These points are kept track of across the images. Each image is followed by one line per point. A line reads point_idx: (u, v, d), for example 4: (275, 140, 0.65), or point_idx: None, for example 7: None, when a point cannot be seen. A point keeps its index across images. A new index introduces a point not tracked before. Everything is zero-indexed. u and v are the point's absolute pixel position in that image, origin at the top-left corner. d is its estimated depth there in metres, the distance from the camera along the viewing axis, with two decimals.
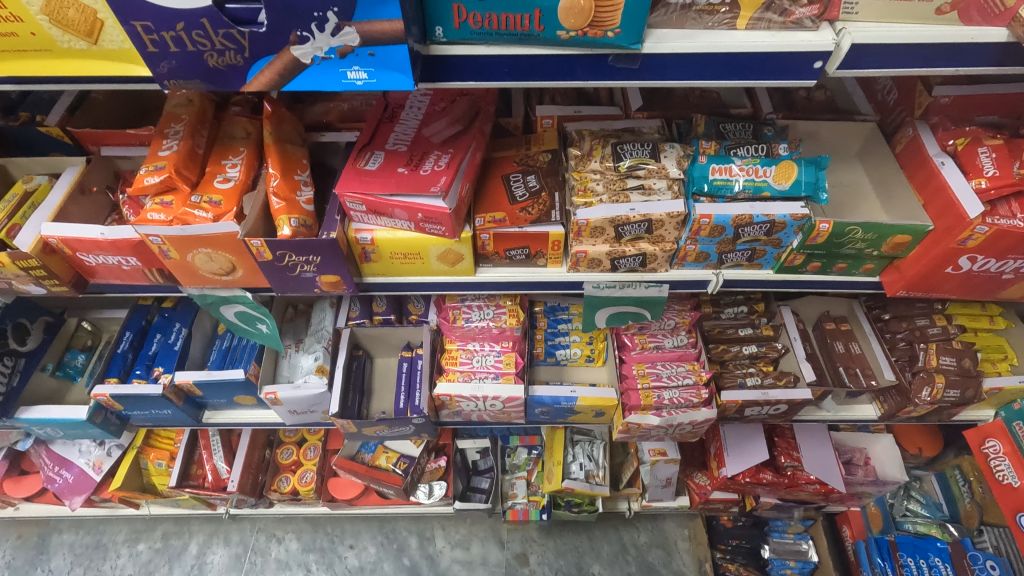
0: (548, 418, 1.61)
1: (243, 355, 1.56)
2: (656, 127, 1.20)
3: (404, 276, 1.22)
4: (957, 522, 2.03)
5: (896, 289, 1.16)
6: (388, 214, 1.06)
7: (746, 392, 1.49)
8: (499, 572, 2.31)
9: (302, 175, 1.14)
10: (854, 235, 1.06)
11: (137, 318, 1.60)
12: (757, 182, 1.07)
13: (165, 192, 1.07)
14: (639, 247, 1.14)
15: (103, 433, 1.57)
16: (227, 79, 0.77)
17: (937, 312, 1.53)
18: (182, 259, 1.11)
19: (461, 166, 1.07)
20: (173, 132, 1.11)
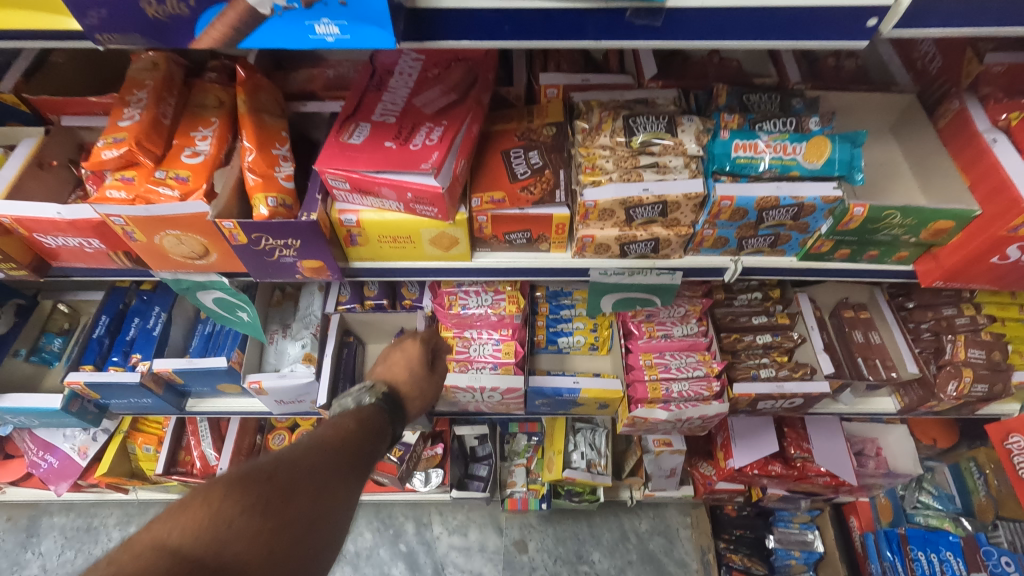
0: (549, 409, 1.53)
1: (226, 341, 1.46)
2: (672, 98, 1.07)
3: (395, 261, 1.12)
4: (970, 515, 1.96)
5: (931, 280, 1.05)
6: (374, 193, 0.95)
7: (760, 385, 1.40)
8: (497, 559, 2.27)
9: (281, 148, 1.03)
10: (891, 220, 0.96)
11: (114, 301, 1.51)
12: (785, 160, 0.96)
13: (127, 167, 0.97)
14: (651, 231, 1.04)
15: (79, 422, 1.49)
16: (169, 35, 0.66)
17: (965, 301, 1.43)
18: (149, 242, 1.01)
19: (456, 140, 0.96)
20: (136, 100, 1.00)
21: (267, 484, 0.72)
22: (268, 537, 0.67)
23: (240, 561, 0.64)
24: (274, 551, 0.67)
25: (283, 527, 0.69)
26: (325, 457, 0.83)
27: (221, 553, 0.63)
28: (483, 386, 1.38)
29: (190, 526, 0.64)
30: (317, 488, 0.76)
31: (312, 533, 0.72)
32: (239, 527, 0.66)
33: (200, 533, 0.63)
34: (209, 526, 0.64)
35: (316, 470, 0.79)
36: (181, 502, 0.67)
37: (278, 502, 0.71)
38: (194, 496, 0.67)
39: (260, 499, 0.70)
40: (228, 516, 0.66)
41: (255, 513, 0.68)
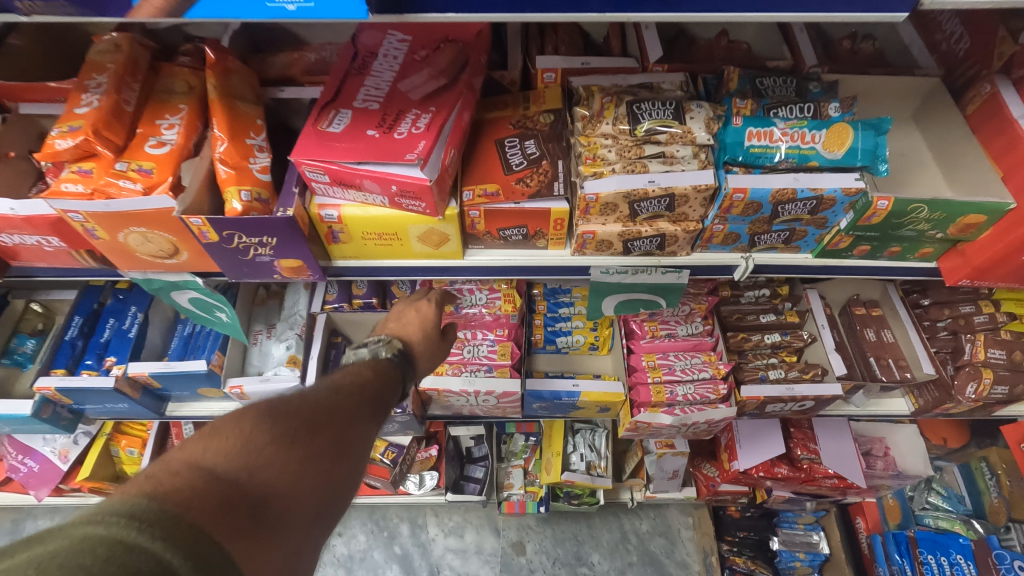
0: (547, 413, 1.46)
1: (206, 343, 1.38)
2: (679, 82, 0.99)
3: (382, 259, 1.04)
4: (981, 518, 1.91)
5: (958, 278, 0.98)
6: (356, 186, 0.87)
7: (769, 387, 1.33)
8: (494, 561, 2.21)
9: (256, 138, 0.95)
10: (917, 214, 0.89)
11: (88, 301, 1.43)
12: (803, 149, 0.89)
13: (86, 158, 0.89)
14: (657, 227, 0.96)
15: (53, 428, 1.42)
16: (101, 4, 0.58)
17: (983, 298, 1.36)
18: (113, 239, 0.93)
19: (445, 128, 0.88)
20: (95, 84, 0.91)
21: (295, 416, 0.69)
22: (300, 463, 0.64)
23: (274, 481, 0.61)
24: (305, 475, 0.64)
25: (313, 458, 0.66)
26: (350, 396, 0.80)
27: (254, 472, 0.60)
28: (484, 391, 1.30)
29: (223, 447, 0.61)
30: (344, 425, 0.74)
31: (340, 465, 0.69)
32: (272, 451, 0.63)
33: (233, 452, 0.61)
34: (241, 448, 0.62)
35: (341, 408, 0.77)
36: (212, 427, 0.64)
37: (307, 432, 0.68)
38: (225, 420, 0.64)
39: (290, 427, 0.67)
40: (259, 438, 0.64)
41: (286, 441, 0.65)
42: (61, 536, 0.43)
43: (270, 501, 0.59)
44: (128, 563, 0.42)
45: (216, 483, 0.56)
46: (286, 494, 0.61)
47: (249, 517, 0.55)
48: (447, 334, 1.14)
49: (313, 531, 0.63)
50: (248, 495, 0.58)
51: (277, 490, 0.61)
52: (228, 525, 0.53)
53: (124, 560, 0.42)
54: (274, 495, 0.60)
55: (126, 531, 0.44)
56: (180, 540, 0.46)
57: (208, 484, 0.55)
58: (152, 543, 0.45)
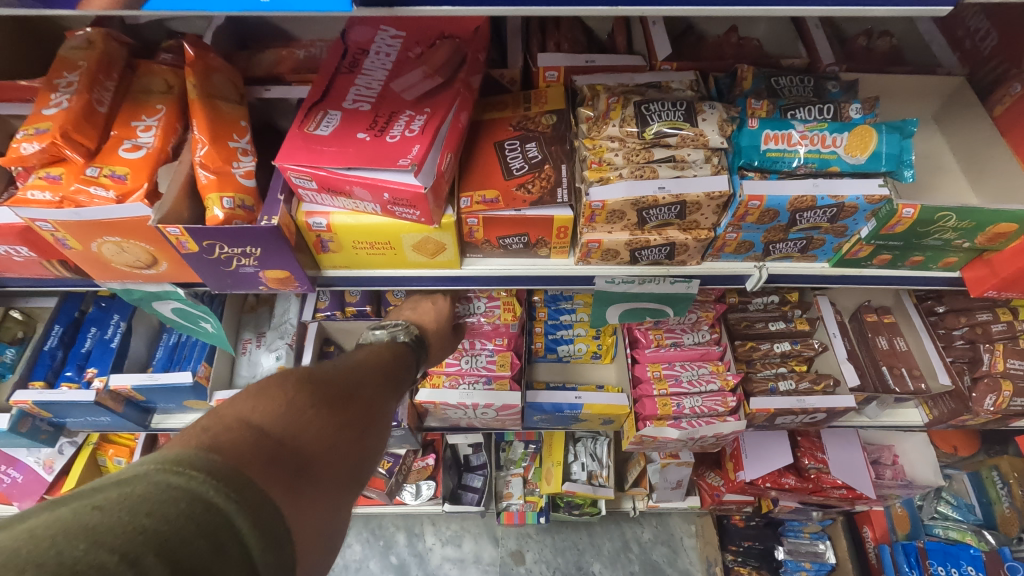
0: (548, 425, 1.40)
1: (192, 353, 1.32)
2: (689, 81, 0.94)
3: (375, 268, 0.98)
4: (993, 528, 1.87)
5: (983, 288, 0.93)
6: (346, 193, 0.81)
7: (779, 400, 1.27)
8: (492, 571, 2.16)
9: (240, 141, 0.89)
10: (944, 222, 0.83)
11: (69, 309, 1.37)
12: (824, 153, 0.83)
13: (55, 163, 0.83)
14: (666, 235, 0.90)
15: (32, 442, 1.36)
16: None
17: (1000, 306, 1.32)
18: (85, 249, 0.87)
19: (441, 131, 0.82)
20: (65, 83, 0.85)
21: (325, 389, 0.73)
22: (337, 427, 0.68)
23: (312, 444, 0.63)
24: (337, 441, 0.67)
25: (345, 424, 0.70)
26: (368, 379, 0.83)
27: (295, 433, 0.62)
28: (479, 403, 1.26)
29: (265, 407, 0.64)
30: (369, 400, 0.78)
31: (366, 438, 0.72)
32: (309, 416, 0.66)
33: (275, 413, 0.63)
34: (281, 410, 0.64)
35: (363, 388, 0.80)
36: (255, 389, 0.67)
37: (337, 405, 0.71)
38: (266, 384, 0.68)
39: (321, 397, 0.71)
40: (295, 404, 0.67)
41: (322, 407, 0.68)
42: (144, 479, 0.44)
43: (310, 460, 0.61)
44: (207, 522, 0.43)
45: (264, 440, 0.58)
46: (322, 456, 0.63)
47: (296, 471, 0.57)
48: (457, 334, 1.24)
49: (346, 496, 0.64)
50: (293, 453, 0.59)
51: (315, 452, 0.63)
52: (279, 475, 0.54)
53: (203, 518, 0.43)
54: (313, 457, 0.62)
55: (204, 490, 0.45)
56: (248, 496, 0.47)
57: (258, 441, 0.57)
58: (225, 502, 0.45)
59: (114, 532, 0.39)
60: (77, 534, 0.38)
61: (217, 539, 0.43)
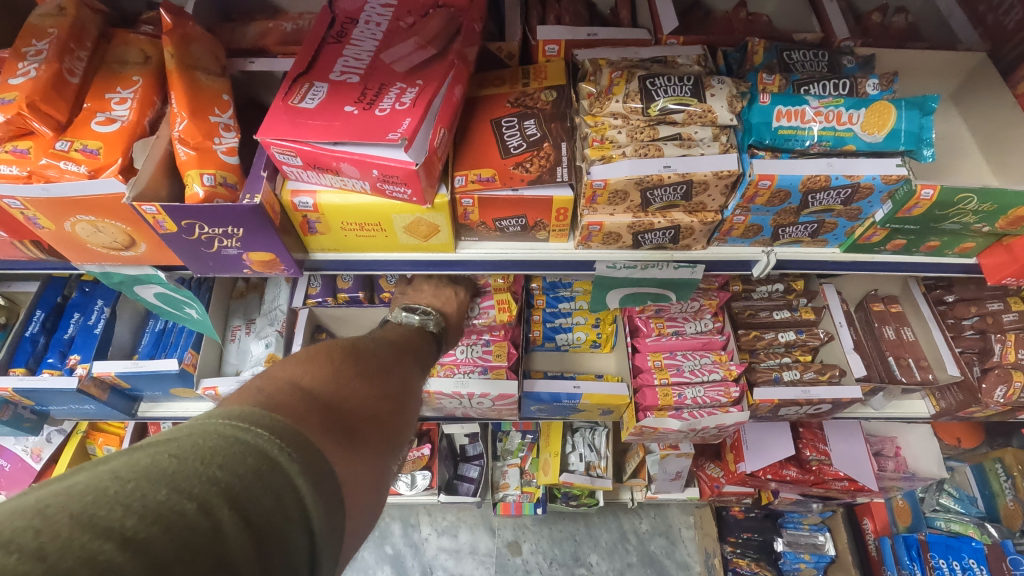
0: (546, 415, 1.36)
1: (179, 340, 1.28)
2: (696, 55, 0.88)
3: (365, 251, 0.94)
4: (995, 520, 1.85)
5: (1001, 276, 0.90)
6: (332, 170, 0.76)
7: (783, 390, 1.24)
8: (489, 562, 2.14)
9: (221, 115, 0.84)
10: (965, 205, 0.79)
11: (51, 294, 1.33)
12: (838, 130, 0.78)
13: (22, 137, 0.78)
14: (671, 218, 0.86)
15: (14, 431, 1.31)
16: None
17: (1011, 295, 1.28)
18: (58, 229, 0.82)
19: (434, 104, 0.77)
20: (33, 51, 0.80)
21: (364, 362, 0.73)
22: (379, 397, 0.69)
23: (360, 414, 0.63)
24: (380, 414, 0.67)
25: (385, 395, 0.71)
26: (398, 358, 0.84)
27: (343, 402, 0.63)
28: (473, 392, 1.22)
29: (313, 374, 0.64)
30: (403, 378, 0.78)
31: (404, 413, 0.72)
32: (352, 385, 0.67)
33: (324, 381, 0.64)
34: (329, 379, 0.65)
35: (396, 365, 0.80)
36: (302, 355, 0.67)
37: (378, 380, 0.72)
38: (312, 352, 0.68)
39: (361, 371, 0.71)
40: (338, 373, 0.67)
41: (363, 379, 0.69)
42: (214, 433, 0.44)
43: (358, 427, 0.61)
44: (272, 481, 0.43)
45: (317, 404, 0.58)
46: (369, 425, 0.63)
47: (346, 436, 0.57)
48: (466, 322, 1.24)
49: (390, 466, 0.64)
50: (343, 418, 0.59)
51: (363, 420, 0.63)
52: (334, 438, 0.54)
53: (270, 477, 0.43)
54: (361, 424, 0.62)
55: (272, 448, 0.45)
56: (309, 456, 0.47)
57: (311, 404, 0.57)
58: (290, 462, 0.45)
59: (192, 478, 0.39)
60: (157, 479, 0.38)
61: (283, 497, 0.43)
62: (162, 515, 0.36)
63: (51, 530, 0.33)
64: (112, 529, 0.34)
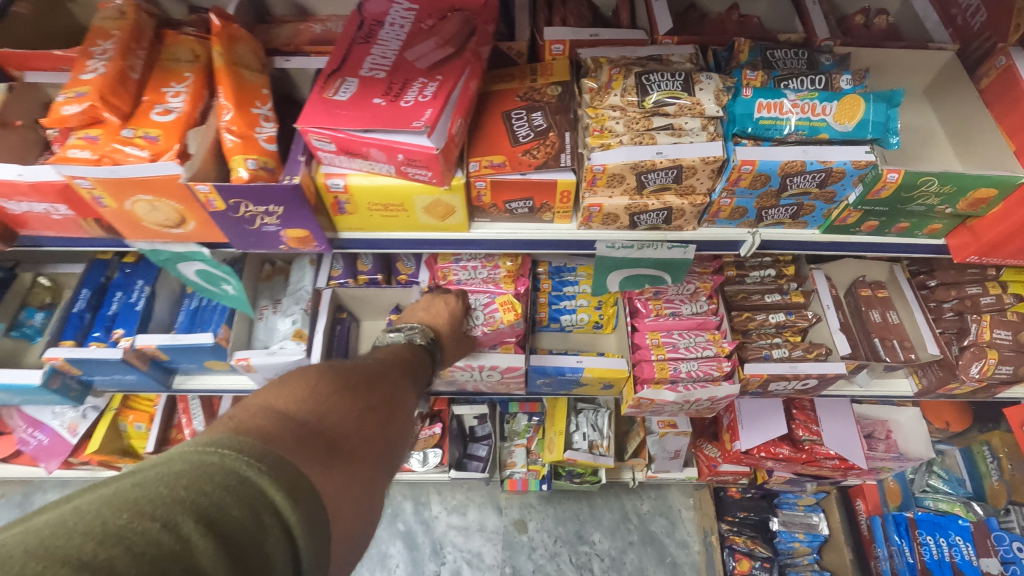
0: (551, 389, 1.46)
1: (213, 317, 1.39)
2: (688, 54, 0.98)
3: (388, 231, 1.04)
4: (982, 500, 1.93)
5: (965, 255, 0.98)
6: (362, 155, 0.87)
7: (772, 365, 1.33)
8: (496, 539, 2.24)
9: (262, 107, 0.95)
10: (927, 187, 0.88)
11: (95, 275, 1.44)
12: (814, 121, 0.87)
13: (91, 125, 0.88)
14: (664, 200, 0.95)
15: (62, 399, 1.43)
16: None
17: (990, 279, 1.36)
18: (120, 208, 0.93)
19: (452, 97, 0.87)
20: (100, 51, 0.91)
21: (346, 381, 0.77)
22: (358, 412, 0.73)
23: (339, 433, 0.68)
24: (360, 428, 0.71)
25: (366, 410, 0.75)
26: (386, 376, 0.88)
27: (323, 422, 0.67)
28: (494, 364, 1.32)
29: (288, 397, 0.68)
30: (386, 392, 0.82)
31: (389, 425, 0.77)
32: (329, 402, 0.71)
33: (303, 405, 0.68)
34: (309, 402, 0.69)
35: (382, 382, 0.84)
36: (278, 383, 0.71)
37: (360, 398, 0.76)
38: (288, 378, 0.72)
39: (341, 387, 0.76)
40: (315, 394, 0.71)
41: (341, 397, 0.73)
42: (179, 459, 0.47)
43: (339, 446, 0.65)
44: (241, 492, 0.46)
45: (295, 428, 0.62)
46: (351, 443, 0.68)
47: (325, 456, 0.61)
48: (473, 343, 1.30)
49: (374, 477, 0.68)
50: (322, 438, 0.64)
51: (342, 439, 0.67)
52: (311, 459, 0.58)
53: (237, 491, 0.46)
54: (341, 443, 0.66)
55: (240, 465, 0.48)
56: (284, 470, 0.50)
57: (288, 428, 0.61)
58: (262, 476, 0.48)
59: (153, 501, 0.42)
60: (119, 508, 0.41)
61: (254, 507, 0.46)
62: (121, 539, 0.39)
63: (11, 560, 0.35)
64: (71, 555, 0.37)
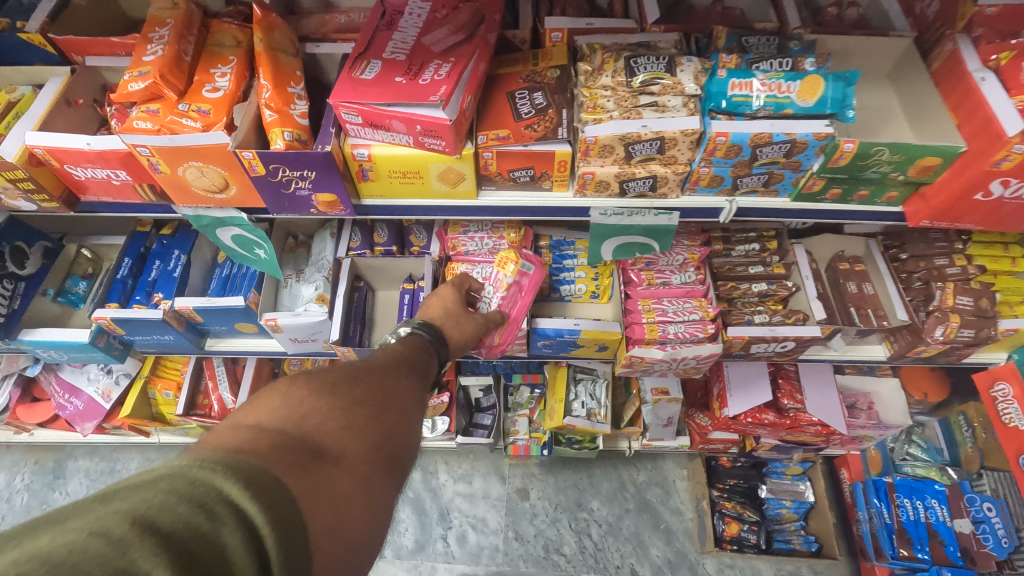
0: (551, 351, 1.59)
1: (243, 283, 1.53)
2: (673, 41, 1.11)
3: (405, 198, 1.17)
4: (957, 466, 2.05)
5: (919, 220, 1.12)
6: (385, 127, 1.00)
7: (754, 328, 1.45)
8: (500, 505, 2.37)
9: (295, 87, 1.08)
10: (880, 156, 0.99)
11: (136, 245, 1.58)
12: (779, 98, 1.00)
13: (151, 101, 1.03)
14: (649, 168, 1.08)
15: (105, 357, 1.57)
16: None
17: (957, 253, 1.48)
18: (173, 174, 1.06)
19: (463, 76, 1.00)
20: (158, 37, 1.06)
21: (332, 382, 0.79)
22: (342, 411, 0.74)
23: (322, 433, 0.69)
24: (345, 427, 0.72)
25: (352, 407, 0.76)
26: (381, 374, 0.89)
27: (303, 426, 0.68)
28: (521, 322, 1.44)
29: (265, 413, 0.69)
30: (374, 388, 0.83)
31: (382, 417, 0.78)
32: (309, 408, 0.71)
33: (281, 414, 0.69)
34: (287, 409, 0.70)
35: (376, 380, 0.85)
36: (255, 402, 0.72)
37: (347, 394, 0.77)
38: (265, 395, 0.73)
39: (323, 390, 0.76)
40: (293, 403, 0.71)
41: (323, 399, 0.74)
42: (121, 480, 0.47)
43: (323, 446, 0.67)
44: (191, 490, 0.46)
45: (269, 436, 0.63)
46: (336, 442, 0.69)
47: (304, 457, 0.62)
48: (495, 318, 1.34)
49: (370, 473, 0.68)
50: (301, 441, 0.65)
51: (326, 438, 0.68)
52: (287, 461, 0.59)
53: (186, 491, 0.46)
54: (325, 443, 0.68)
55: (191, 468, 0.47)
56: (246, 468, 0.51)
57: (262, 437, 0.62)
58: (216, 476, 0.48)
59: (85, 514, 0.43)
60: (50, 525, 0.42)
61: (203, 505, 0.45)
62: (48, 551, 0.39)
63: None
64: None
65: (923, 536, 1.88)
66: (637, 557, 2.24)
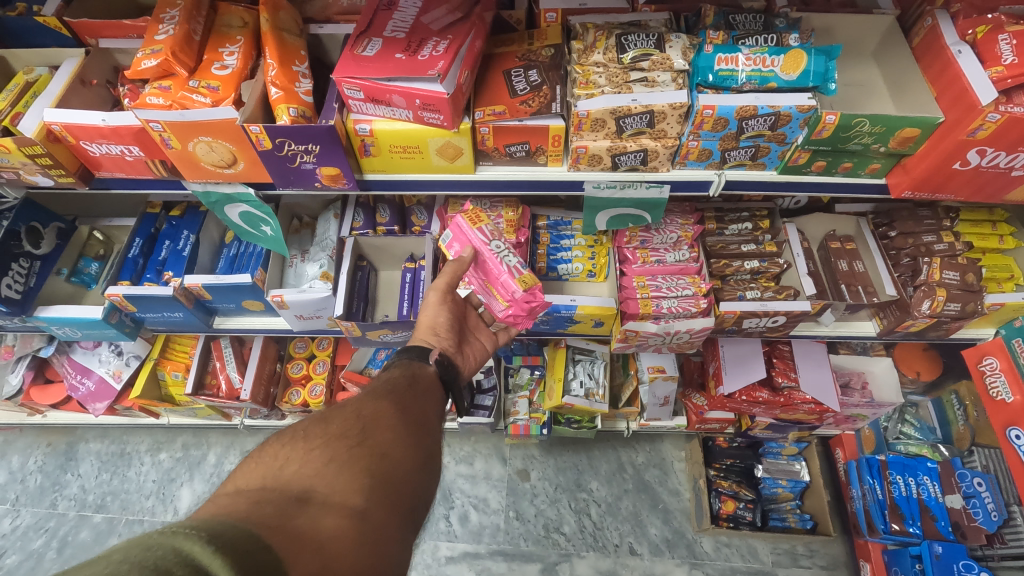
0: (549, 327, 1.64)
1: (250, 261, 1.58)
2: (663, 20, 1.15)
3: (405, 172, 1.21)
4: (948, 444, 2.11)
5: (901, 191, 1.15)
6: (386, 102, 1.04)
7: (746, 304, 1.49)
8: (501, 486, 2.41)
9: (300, 66, 1.13)
10: (860, 128, 1.03)
11: (146, 225, 1.64)
12: (763, 72, 1.04)
13: (163, 78, 1.09)
14: (640, 142, 1.13)
15: (118, 334, 1.63)
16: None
17: (944, 229, 1.52)
18: (183, 149, 1.11)
19: (460, 52, 1.04)
20: (169, 17, 1.12)
21: (308, 424, 0.80)
22: (322, 445, 0.75)
23: (303, 476, 0.70)
24: (329, 459, 0.73)
25: (335, 438, 0.77)
26: (364, 399, 0.91)
27: (283, 475, 0.70)
28: (508, 266, 1.31)
29: (249, 475, 0.71)
30: (358, 413, 0.85)
31: (371, 440, 0.79)
32: (288, 456, 0.73)
33: (260, 472, 0.71)
34: (264, 466, 0.72)
35: (357, 408, 0.86)
36: (241, 468, 0.74)
37: (323, 431, 0.78)
38: (250, 459, 0.75)
39: (305, 431, 0.78)
40: (275, 456, 0.73)
41: (302, 440, 0.76)
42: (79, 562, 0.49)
43: (308, 488, 0.68)
44: (146, 556, 0.48)
45: (249, 495, 0.65)
46: (320, 481, 0.70)
47: (286, 508, 0.64)
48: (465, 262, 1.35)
49: (363, 502, 0.70)
50: (283, 491, 0.67)
51: (310, 480, 0.69)
52: (264, 516, 0.61)
53: (139, 557, 0.48)
54: (310, 484, 0.69)
55: (151, 535, 0.50)
56: (211, 529, 0.54)
57: (241, 498, 0.64)
58: (176, 537, 0.51)
59: None
60: None
61: (160, 566, 0.48)
62: None
63: None
64: None
65: (915, 512, 1.91)
66: (635, 536, 2.27)
